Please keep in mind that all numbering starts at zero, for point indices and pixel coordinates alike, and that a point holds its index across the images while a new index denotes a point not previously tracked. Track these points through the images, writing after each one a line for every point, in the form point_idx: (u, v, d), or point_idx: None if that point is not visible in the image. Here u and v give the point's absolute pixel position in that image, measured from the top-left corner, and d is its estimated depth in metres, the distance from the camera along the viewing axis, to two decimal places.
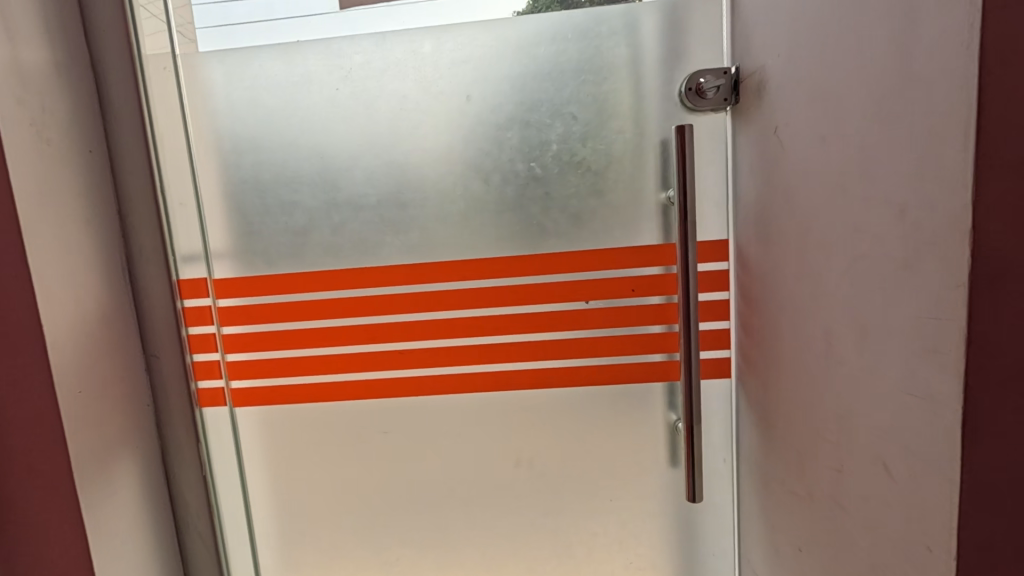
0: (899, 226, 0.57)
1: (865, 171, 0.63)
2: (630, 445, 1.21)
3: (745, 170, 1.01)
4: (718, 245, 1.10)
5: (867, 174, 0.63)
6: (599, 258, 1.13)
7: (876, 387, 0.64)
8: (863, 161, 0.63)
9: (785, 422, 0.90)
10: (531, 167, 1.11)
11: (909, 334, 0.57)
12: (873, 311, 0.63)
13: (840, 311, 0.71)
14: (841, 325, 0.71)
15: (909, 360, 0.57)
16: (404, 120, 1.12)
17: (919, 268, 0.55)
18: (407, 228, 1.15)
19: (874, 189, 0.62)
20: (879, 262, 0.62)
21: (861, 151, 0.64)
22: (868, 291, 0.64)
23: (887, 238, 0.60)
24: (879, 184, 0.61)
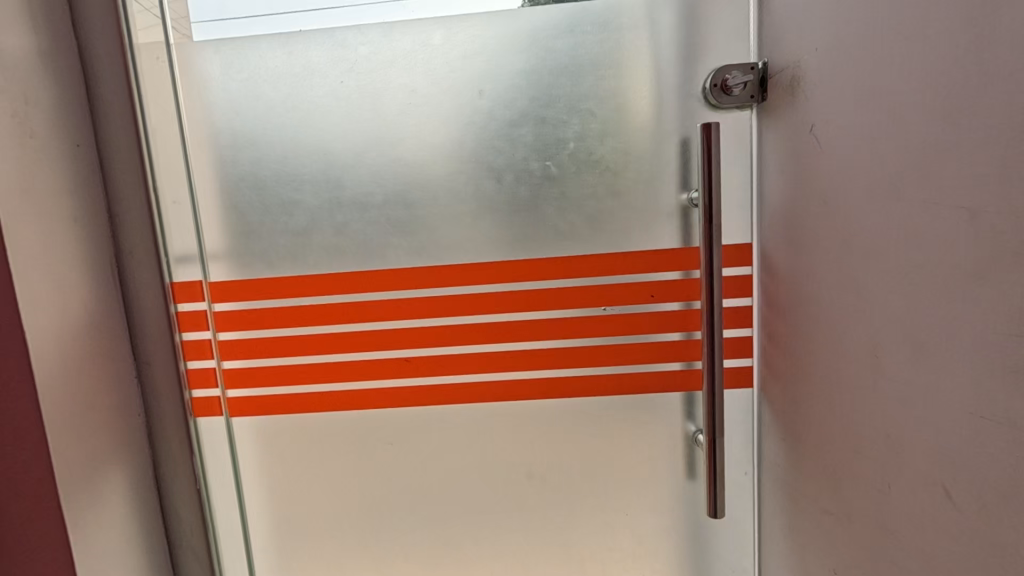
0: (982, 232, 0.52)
1: (928, 173, 0.58)
2: (646, 457, 1.16)
3: (771, 170, 0.96)
4: (742, 248, 1.05)
5: (931, 176, 0.58)
6: (617, 262, 1.08)
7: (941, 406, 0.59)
8: (925, 162, 0.59)
9: (818, 438, 0.85)
10: (546, 166, 1.06)
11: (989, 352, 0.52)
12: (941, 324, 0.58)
13: (894, 324, 0.66)
14: (893, 338, 0.66)
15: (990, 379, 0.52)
16: (412, 117, 1.06)
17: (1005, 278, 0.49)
18: (414, 229, 1.10)
19: (942, 193, 0.57)
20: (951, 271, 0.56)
21: (922, 151, 0.59)
22: (929, 304, 0.59)
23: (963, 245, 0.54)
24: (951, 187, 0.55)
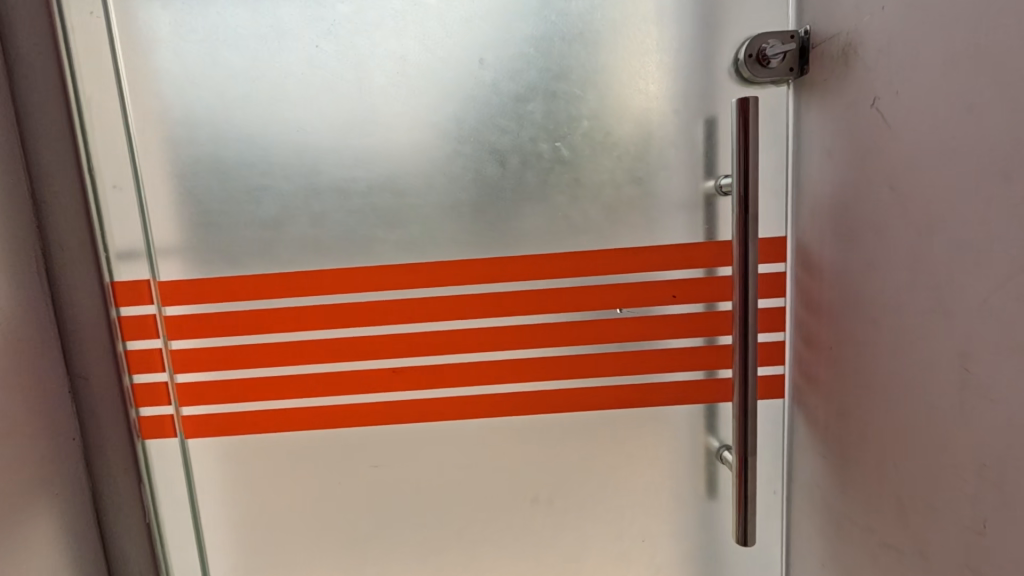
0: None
1: None
2: (665, 477, 1.04)
3: (814, 154, 0.85)
4: (774, 243, 0.94)
5: None
6: (635, 258, 0.95)
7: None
8: None
9: (877, 460, 0.75)
10: (555, 148, 0.92)
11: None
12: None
13: (998, 332, 0.54)
14: (996, 348, 0.55)
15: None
16: (400, 88, 0.91)
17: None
18: (404, 220, 0.94)
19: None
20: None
21: None
22: None
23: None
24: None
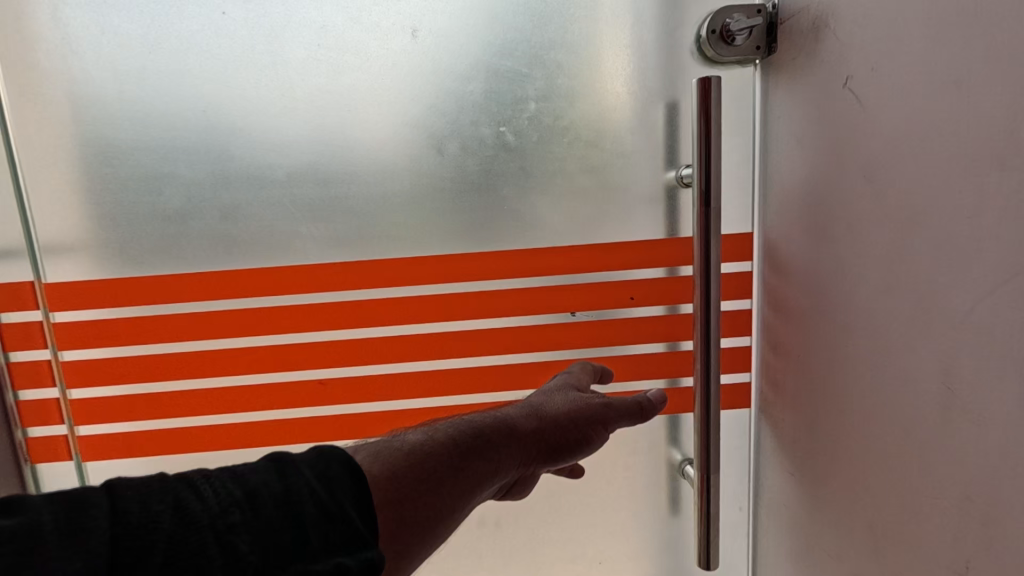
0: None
1: None
2: (625, 494, 0.95)
3: (782, 142, 0.77)
4: (739, 240, 0.86)
5: None
6: (590, 256, 0.86)
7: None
8: None
9: (850, 482, 0.68)
10: (500, 133, 0.82)
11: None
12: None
13: (988, 345, 0.47)
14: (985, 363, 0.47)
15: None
16: (322, 62, 0.79)
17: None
18: (330, 213, 0.83)
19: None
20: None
21: None
22: None
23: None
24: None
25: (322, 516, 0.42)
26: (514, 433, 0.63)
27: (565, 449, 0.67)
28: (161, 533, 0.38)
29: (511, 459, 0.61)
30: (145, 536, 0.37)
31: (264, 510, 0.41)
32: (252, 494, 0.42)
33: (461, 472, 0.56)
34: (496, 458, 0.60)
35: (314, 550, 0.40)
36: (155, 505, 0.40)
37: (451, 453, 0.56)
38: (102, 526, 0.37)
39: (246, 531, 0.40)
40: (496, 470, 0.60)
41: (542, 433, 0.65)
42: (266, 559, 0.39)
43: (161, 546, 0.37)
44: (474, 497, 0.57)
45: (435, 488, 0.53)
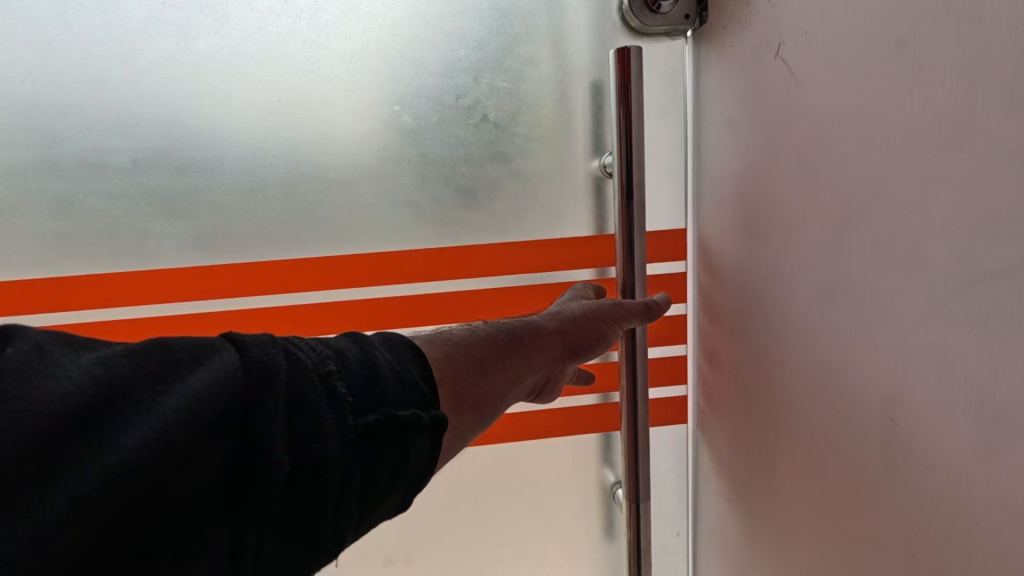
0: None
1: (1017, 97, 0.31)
2: (553, 522, 0.85)
3: (714, 124, 0.67)
4: (672, 237, 0.76)
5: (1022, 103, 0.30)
6: (506, 255, 0.73)
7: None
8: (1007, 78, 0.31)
9: (787, 516, 0.59)
10: (393, 112, 0.69)
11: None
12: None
13: (935, 371, 0.38)
14: (931, 393, 0.38)
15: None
16: (170, 23, 0.65)
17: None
18: (188, 207, 0.68)
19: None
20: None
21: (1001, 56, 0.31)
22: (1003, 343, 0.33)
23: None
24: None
25: (400, 379, 0.40)
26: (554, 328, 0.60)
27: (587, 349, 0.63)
28: (278, 372, 0.34)
29: (554, 350, 0.59)
30: (268, 374, 0.34)
31: (349, 368, 0.38)
32: (340, 353, 0.39)
33: (507, 360, 0.55)
34: (540, 348, 0.58)
35: (397, 403, 0.38)
36: (269, 355, 0.35)
37: (498, 342, 0.55)
38: (227, 371, 0.32)
39: (342, 380, 0.37)
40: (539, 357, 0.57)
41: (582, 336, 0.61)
42: (359, 402, 0.36)
43: (281, 377, 0.34)
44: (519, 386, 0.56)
45: (484, 370, 0.52)
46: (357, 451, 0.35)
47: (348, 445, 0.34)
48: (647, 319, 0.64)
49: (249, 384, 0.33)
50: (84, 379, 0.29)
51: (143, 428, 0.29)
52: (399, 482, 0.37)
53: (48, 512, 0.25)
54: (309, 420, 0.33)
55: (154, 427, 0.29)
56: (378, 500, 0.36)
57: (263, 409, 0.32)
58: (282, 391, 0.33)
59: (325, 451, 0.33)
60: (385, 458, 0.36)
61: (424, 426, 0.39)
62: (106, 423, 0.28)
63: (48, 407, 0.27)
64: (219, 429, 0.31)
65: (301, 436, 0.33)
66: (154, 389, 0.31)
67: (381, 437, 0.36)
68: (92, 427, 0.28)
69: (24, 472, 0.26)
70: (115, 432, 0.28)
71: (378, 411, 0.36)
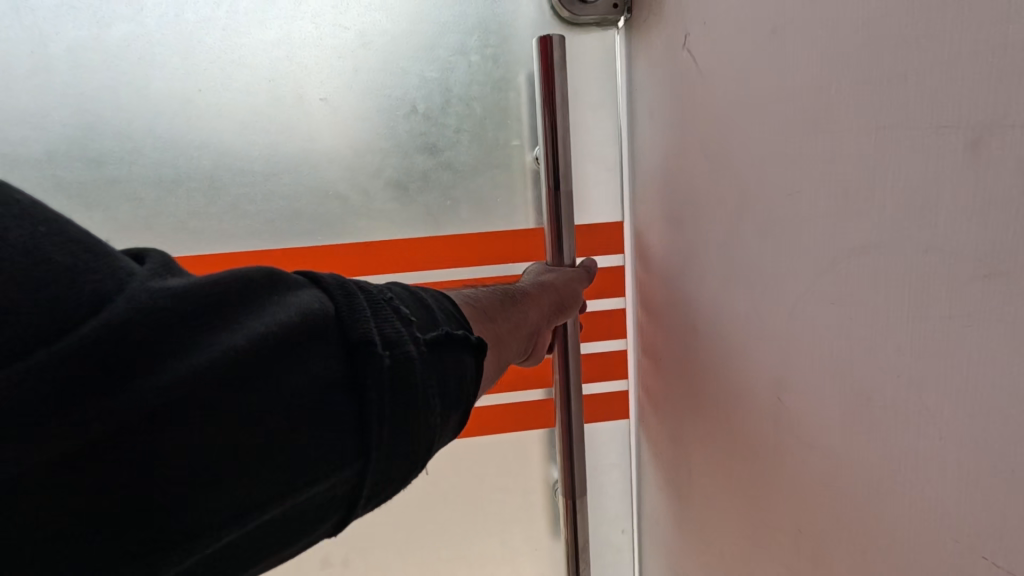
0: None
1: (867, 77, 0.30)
2: (498, 521, 0.84)
3: (641, 115, 0.66)
4: (609, 229, 0.75)
5: (869, 84, 0.30)
6: (439, 249, 0.72)
7: (909, 529, 0.30)
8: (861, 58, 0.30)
9: (706, 509, 0.58)
10: (319, 101, 0.67)
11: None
12: (909, 369, 0.29)
13: (814, 356, 0.37)
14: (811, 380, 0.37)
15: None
16: (80, 11, 0.63)
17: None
18: (104, 201, 0.66)
19: (916, 93, 0.27)
20: (939, 261, 0.27)
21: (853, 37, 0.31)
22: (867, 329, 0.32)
23: (976, 200, 0.24)
24: (945, 74, 0.25)
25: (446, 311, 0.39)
26: (545, 283, 0.61)
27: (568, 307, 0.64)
28: (354, 295, 0.33)
29: (542, 309, 0.59)
30: (345, 296, 0.32)
31: (403, 298, 0.36)
32: (391, 288, 0.37)
33: (513, 310, 0.54)
34: (537, 301, 0.58)
35: (449, 325, 0.37)
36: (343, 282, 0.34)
37: (506, 295, 0.55)
38: (313, 297, 0.32)
39: (402, 305, 0.35)
40: (537, 310, 0.58)
41: (566, 292, 0.63)
42: (424, 322, 0.35)
43: (359, 298, 0.33)
44: (523, 338, 0.55)
45: (498, 316, 0.51)
46: (437, 365, 0.33)
47: (428, 357, 0.33)
48: (589, 282, 0.66)
49: (335, 305, 0.32)
50: (189, 283, 0.28)
51: (249, 335, 0.27)
52: (465, 402, 0.36)
53: (167, 397, 0.24)
54: (394, 329, 0.32)
55: (258, 330, 0.28)
56: (452, 421, 0.35)
57: (353, 321, 0.31)
58: (364, 306, 0.32)
59: (415, 359, 0.31)
60: (454, 374, 0.35)
61: (476, 346, 0.38)
62: (214, 323, 0.27)
63: (153, 301, 0.25)
64: (316, 337, 0.30)
65: (393, 342, 0.31)
66: (247, 302, 0.29)
67: (446, 354, 0.35)
68: (203, 328, 0.27)
69: (138, 373, 0.24)
70: (222, 333, 0.27)
71: (442, 330, 0.35)
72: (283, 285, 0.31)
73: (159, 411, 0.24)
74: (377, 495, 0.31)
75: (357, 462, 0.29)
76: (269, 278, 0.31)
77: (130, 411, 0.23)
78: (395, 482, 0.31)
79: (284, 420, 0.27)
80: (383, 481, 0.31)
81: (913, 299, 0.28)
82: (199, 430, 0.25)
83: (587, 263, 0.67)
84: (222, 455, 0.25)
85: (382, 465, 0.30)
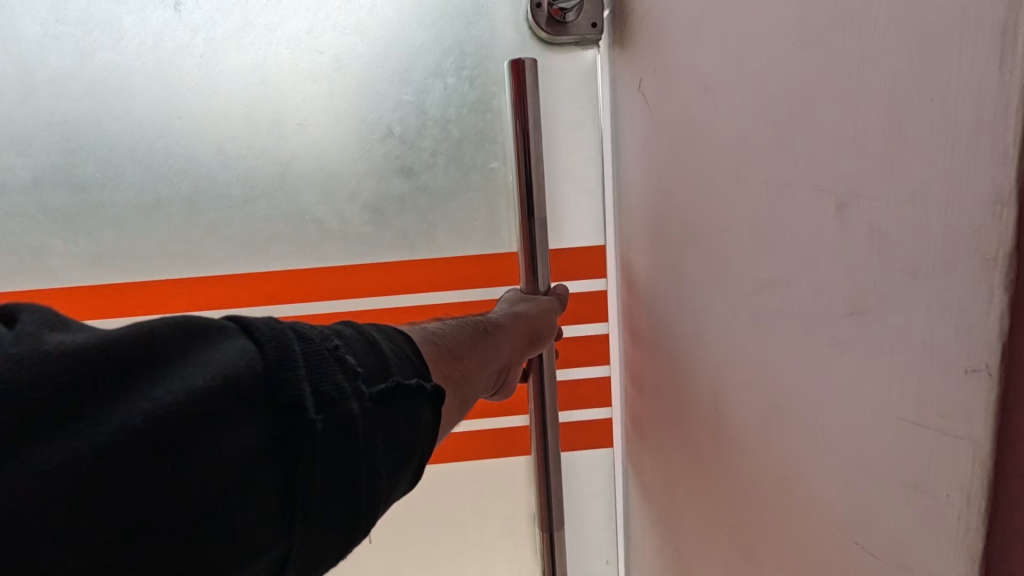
0: (979, 213, 0.21)
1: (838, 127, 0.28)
2: (480, 546, 0.82)
3: (624, 139, 0.64)
4: (593, 254, 0.73)
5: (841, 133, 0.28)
6: (417, 272, 0.71)
7: None
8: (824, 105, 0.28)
9: (688, 551, 0.56)
10: (297, 126, 0.67)
11: (999, 520, 0.21)
12: None
13: (788, 406, 0.35)
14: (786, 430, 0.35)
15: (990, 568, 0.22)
16: (65, 41, 0.64)
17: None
18: (89, 225, 0.67)
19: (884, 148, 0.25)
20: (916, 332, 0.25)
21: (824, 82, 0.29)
22: None
23: (929, 259, 0.23)
24: (894, 122, 0.25)
25: (398, 355, 0.36)
26: (518, 313, 0.59)
27: (543, 337, 0.62)
28: (294, 346, 0.30)
29: (514, 341, 0.57)
30: (284, 346, 0.30)
31: (351, 342, 0.34)
32: (339, 330, 0.34)
33: (480, 344, 0.51)
34: (509, 333, 0.56)
35: (402, 372, 0.35)
36: (282, 328, 0.31)
37: (472, 328, 0.52)
38: (247, 348, 0.29)
39: (350, 353, 0.33)
40: (508, 342, 0.55)
41: (541, 322, 0.61)
42: (373, 372, 0.33)
43: (295, 349, 0.30)
44: (490, 372, 0.52)
45: (462, 355, 0.48)
46: (381, 423, 0.31)
47: (369, 415, 0.31)
48: (561, 309, 0.65)
49: (272, 358, 0.29)
50: (99, 339, 0.25)
51: (171, 397, 0.25)
52: (417, 454, 0.34)
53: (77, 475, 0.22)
54: (335, 385, 0.30)
55: (168, 396, 0.25)
56: (400, 475, 0.33)
57: (289, 378, 0.28)
58: (298, 361, 0.29)
59: (352, 420, 0.29)
60: (400, 430, 0.32)
61: (430, 395, 0.36)
62: (132, 386, 0.25)
63: (61, 367, 0.23)
64: (249, 394, 0.27)
65: (328, 404, 0.29)
66: (169, 359, 0.26)
67: (393, 409, 0.32)
68: (118, 392, 0.24)
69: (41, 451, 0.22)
70: (132, 399, 0.24)
71: (390, 380, 0.33)
72: (202, 337, 0.28)
73: (46, 502, 0.21)
74: (313, 564, 0.29)
75: (290, 531, 0.28)
76: (185, 331, 0.28)
77: (22, 501, 0.20)
78: (333, 550, 0.30)
79: (210, 492, 0.25)
80: (318, 550, 0.29)
81: (870, 348, 0.27)
82: (106, 517, 0.22)
83: (559, 291, 0.66)
84: (137, 539, 0.23)
85: (317, 534, 0.28)
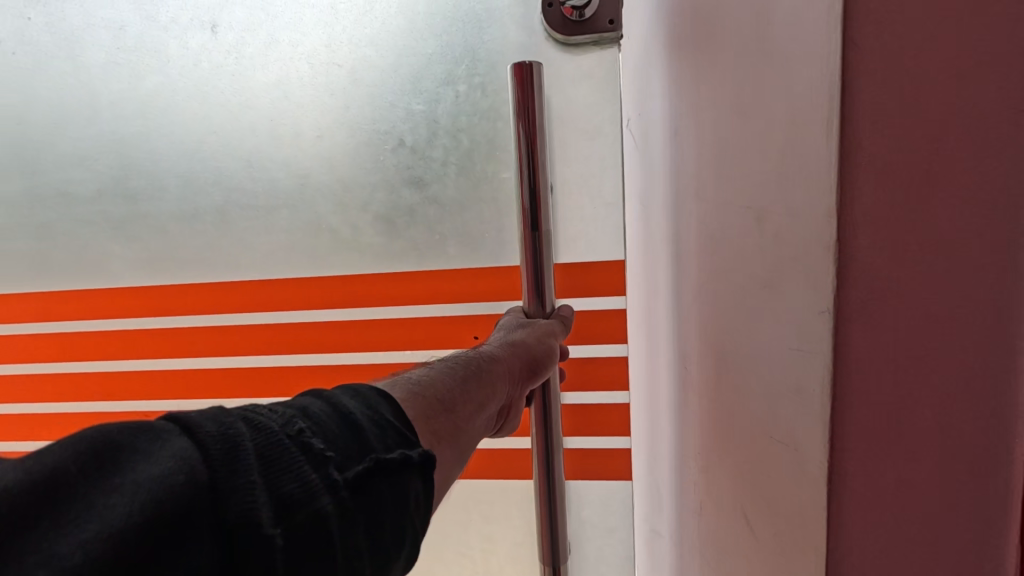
0: None
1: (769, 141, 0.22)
2: (490, 567, 0.79)
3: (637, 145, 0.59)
4: (610, 269, 0.67)
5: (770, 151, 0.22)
6: (427, 283, 0.70)
7: None
8: None
9: None
10: (315, 138, 0.69)
11: None
12: None
13: None
14: (787, 507, 0.29)
15: (845, 522, 0.25)
16: (123, 66, 0.71)
17: (857, 309, 0.23)
18: (139, 232, 0.74)
19: None
20: None
21: None
22: None
23: None
24: None
25: (385, 422, 0.30)
26: (515, 345, 0.55)
27: (541, 367, 0.57)
28: (243, 442, 0.25)
29: (513, 375, 0.52)
30: (231, 445, 0.24)
31: (321, 419, 0.28)
32: (308, 404, 0.29)
33: (475, 386, 0.46)
34: (507, 371, 0.51)
35: (387, 446, 0.29)
36: (229, 419, 0.26)
37: (459, 368, 0.47)
38: (183, 454, 0.23)
39: (316, 434, 0.27)
40: (506, 380, 0.51)
41: (537, 349, 0.57)
42: (347, 452, 0.27)
43: (247, 445, 0.25)
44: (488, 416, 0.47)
45: (456, 403, 0.42)
46: (356, 519, 0.26)
47: (343, 511, 0.26)
48: (565, 331, 0.60)
49: (215, 462, 0.23)
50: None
51: (85, 545, 0.20)
52: (412, 538, 0.29)
53: None
54: (293, 486, 0.24)
55: (80, 546, 0.20)
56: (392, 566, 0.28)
57: (236, 488, 0.23)
58: (251, 462, 0.24)
59: (322, 522, 0.25)
60: (385, 519, 0.27)
61: (421, 466, 0.29)
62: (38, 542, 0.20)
63: None
64: (190, 517, 0.22)
65: (290, 509, 0.24)
66: (83, 492, 0.21)
67: (373, 494, 0.27)
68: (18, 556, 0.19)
69: None
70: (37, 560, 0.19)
71: (370, 459, 0.27)
72: (124, 459, 0.23)
73: None
74: None
75: None
76: (96, 458, 0.22)
77: None
78: None
79: None
80: None
81: None
82: None
83: (564, 313, 0.62)
84: None
85: None
